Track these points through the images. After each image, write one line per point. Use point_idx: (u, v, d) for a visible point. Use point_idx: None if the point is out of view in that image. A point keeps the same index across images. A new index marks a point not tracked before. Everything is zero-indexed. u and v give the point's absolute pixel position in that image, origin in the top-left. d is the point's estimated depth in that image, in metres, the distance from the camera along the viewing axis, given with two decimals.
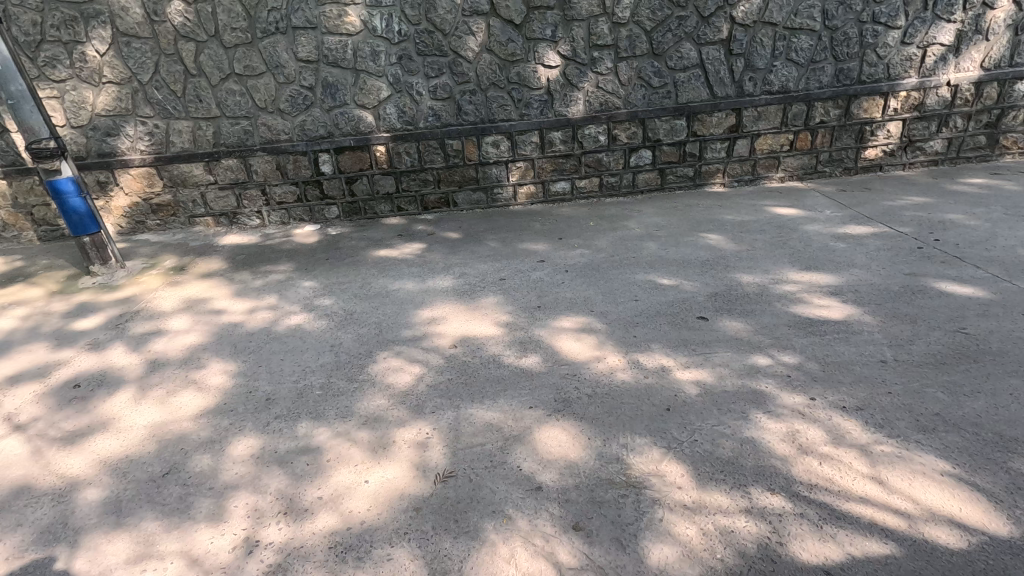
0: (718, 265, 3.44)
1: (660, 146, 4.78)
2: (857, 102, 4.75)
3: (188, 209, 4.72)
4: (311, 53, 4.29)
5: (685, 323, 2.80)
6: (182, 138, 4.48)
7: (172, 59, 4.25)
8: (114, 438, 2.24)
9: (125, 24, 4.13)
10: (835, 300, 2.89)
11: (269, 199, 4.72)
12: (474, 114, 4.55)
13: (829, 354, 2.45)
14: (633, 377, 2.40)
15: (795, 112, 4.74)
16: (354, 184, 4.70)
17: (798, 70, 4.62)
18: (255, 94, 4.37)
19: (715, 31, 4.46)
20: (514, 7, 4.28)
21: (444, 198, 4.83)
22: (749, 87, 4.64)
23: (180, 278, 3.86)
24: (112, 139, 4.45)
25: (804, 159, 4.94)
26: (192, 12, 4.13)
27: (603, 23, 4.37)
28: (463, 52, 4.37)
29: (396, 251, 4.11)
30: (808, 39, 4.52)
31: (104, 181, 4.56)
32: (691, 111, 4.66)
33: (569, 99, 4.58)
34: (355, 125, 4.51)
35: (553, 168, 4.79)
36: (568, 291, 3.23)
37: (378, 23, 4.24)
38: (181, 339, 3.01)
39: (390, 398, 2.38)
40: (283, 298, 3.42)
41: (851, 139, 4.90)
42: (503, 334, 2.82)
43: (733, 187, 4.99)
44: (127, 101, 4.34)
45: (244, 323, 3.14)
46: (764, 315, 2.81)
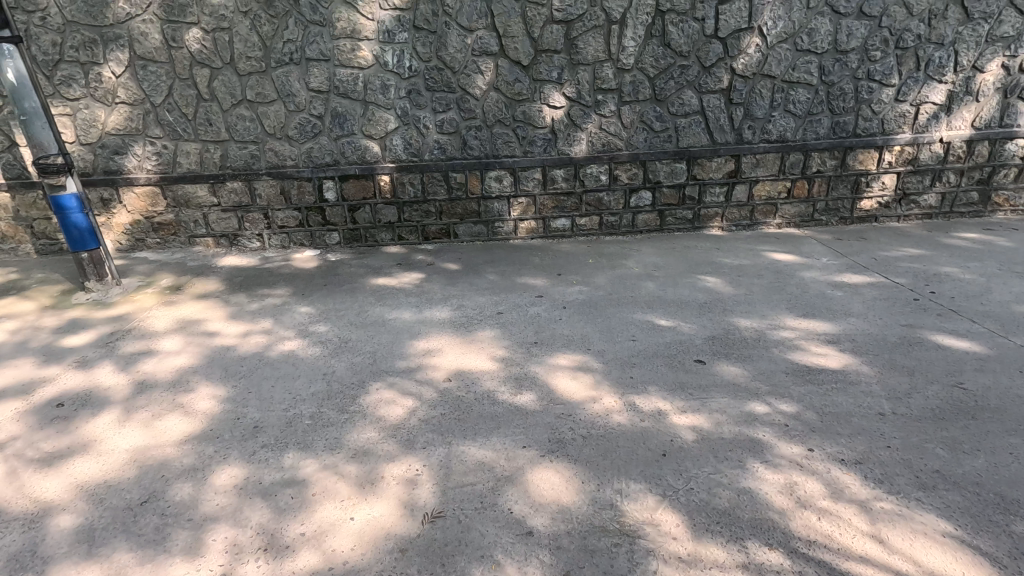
0: (716, 308, 3.45)
1: (660, 188, 4.87)
2: (853, 154, 4.87)
3: (190, 229, 4.74)
4: (322, 84, 4.39)
5: (682, 365, 2.78)
6: (189, 160, 4.53)
7: (186, 83, 4.34)
8: (94, 461, 2.17)
9: (142, 48, 4.23)
10: (832, 349, 2.89)
11: (271, 223, 4.74)
12: (479, 149, 4.64)
13: (826, 403, 2.43)
14: (629, 420, 2.36)
15: (792, 161, 4.85)
16: (356, 212, 4.74)
17: (795, 121, 4.75)
18: (265, 120, 4.45)
19: (716, 81, 4.60)
20: (522, 50, 4.41)
21: (445, 230, 4.87)
22: (748, 136, 4.76)
23: (175, 298, 3.83)
24: (120, 158, 4.50)
25: (801, 207, 5.03)
26: (209, 40, 4.24)
27: (608, 68, 4.51)
28: (471, 89, 4.49)
29: (395, 279, 4.11)
30: (806, 92, 4.67)
31: (108, 198, 4.60)
32: (691, 156, 4.77)
33: (572, 139, 4.68)
34: (361, 154, 4.59)
35: (554, 204, 4.85)
36: (565, 328, 3.22)
37: (390, 58, 4.36)
38: (171, 360, 2.97)
39: (381, 431, 2.33)
40: (278, 323, 3.40)
41: (847, 190, 5.00)
42: (499, 369, 2.79)
43: (731, 231, 5.05)
44: (138, 121, 4.41)
45: (236, 347, 3.10)
46: (762, 361, 2.80)
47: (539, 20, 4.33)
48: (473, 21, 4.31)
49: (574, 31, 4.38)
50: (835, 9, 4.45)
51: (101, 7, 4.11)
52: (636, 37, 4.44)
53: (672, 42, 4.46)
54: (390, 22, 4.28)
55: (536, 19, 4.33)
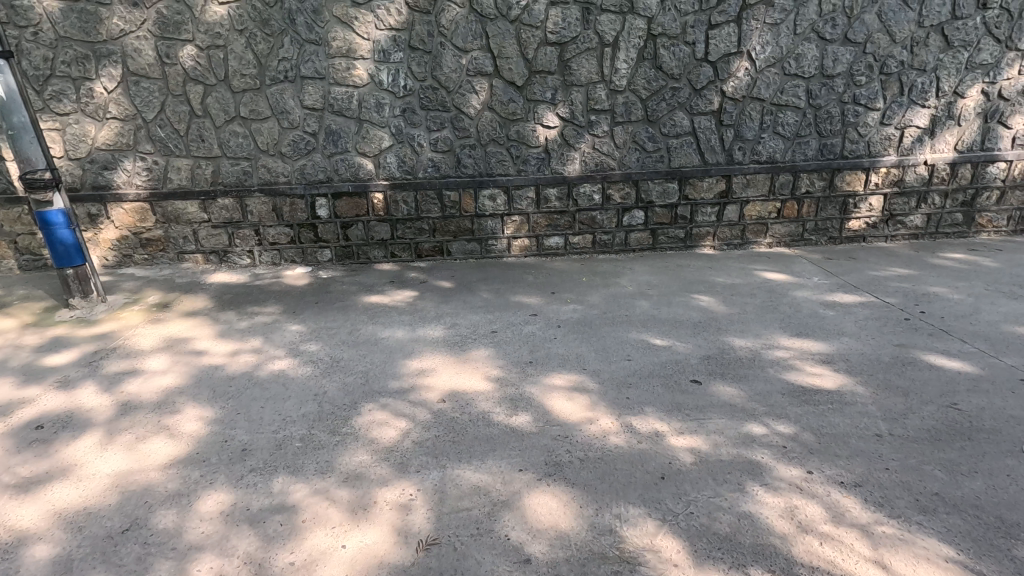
0: (710, 327, 3.45)
1: (653, 208, 4.91)
2: (840, 175, 4.96)
3: (178, 245, 4.68)
4: (317, 101, 4.40)
5: (679, 385, 2.76)
6: (180, 176, 4.49)
7: (179, 100, 4.32)
8: (74, 486, 2.09)
9: (136, 64, 4.21)
10: (827, 369, 2.89)
11: (262, 239, 4.70)
12: (473, 167, 4.66)
13: (823, 424, 2.41)
14: (627, 441, 2.33)
15: (781, 181, 4.93)
16: (349, 229, 4.72)
17: (784, 142, 4.84)
18: (258, 137, 4.44)
19: (707, 103, 4.68)
20: (516, 70, 4.46)
21: (438, 247, 4.85)
22: (739, 156, 4.83)
23: (162, 315, 3.76)
24: (109, 173, 4.45)
25: (791, 227, 5.09)
26: (204, 57, 4.24)
27: (601, 89, 4.57)
28: (465, 108, 4.52)
29: (387, 297, 4.08)
30: (794, 115, 4.76)
31: (95, 214, 4.54)
32: (683, 176, 4.82)
33: (566, 158, 4.72)
34: (355, 172, 4.58)
35: (547, 223, 4.87)
36: (560, 347, 3.19)
37: (385, 77, 4.39)
38: (156, 380, 2.89)
39: (373, 454, 2.28)
40: (268, 342, 3.33)
41: (835, 210, 5.08)
42: (494, 390, 2.75)
43: (723, 250, 5.10)
44: (129, 137, 4.37)
45: (225, 366, 3.03)
46: (758, 382, 2.79)
47: (533, 41, 4.40)
48: (468, 42, 4.36)
49: (567, 53, 4.45)
50: (822, 35, 4.57)
51: (95, 23, 4.10)
52: (629, 60, 4.51)
53: (664, 65, 4.54)
54: (385, 42, 4.31)
55: (531, 41, 4.39)
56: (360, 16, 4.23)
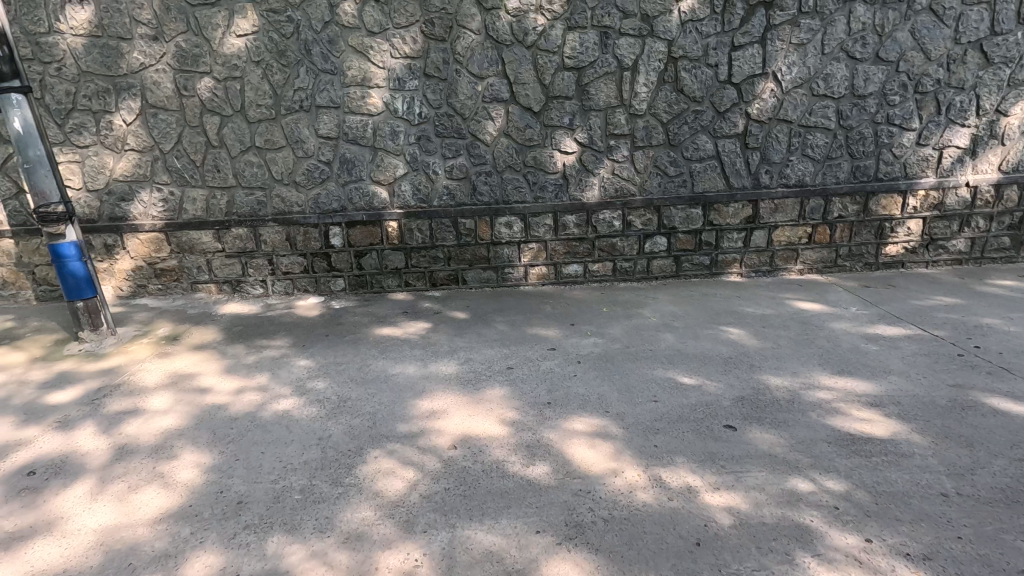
0: (742, 363, 3.20)
1: (676, 234, 4.71)
2: (875, 199, 4.71)
3: (192, 275, 4.64)
4: (331, 130, 4.35)
5: (711, 432, 2.52)
6: (196, 206, 4.47)
7: (196, 131, 4.33)
8: (57, 544, 1.94)
9: (154, 97, 4.23)
10: (876, 414, 2.62)
11: (275, 269, 4.63)
12: (488, 195, 4.54)
13: (878, 481, 2.15)
14: (655, 498, 2.10)
15: (812, 206, 4.70)
16: (363, 258, 4.63)
17: (814, 165, 4.62)
18: (273, 166, 4.41)
19: (731, 125, 4.51)
20: (533, 96, 4.36)
21: (453, 276, 4.72)
22: (766, 180, 4.63)
23: (171, 349, 3.67)
24: (126, 204, 4.46)
25: (823, 253, 4.83)
26: (221, 88, 4.24)
27: (620, 114, 4.44)
28: (481, 135, 4.42)
29: (399, 329, 3.93)
30: (823, 136, 4.56)
31: (111, 244, 4.53)
32: (707, 201, 4.63)
33: (584, 184, 4.57)
34: (369, 200, 4.51)
35: (566, 250, 4.70)
36: (580, 387, 2.98)
37: (400, 105, 4.33)
38: (156, 422, 2.75)
39: (378, 509, 2.09)
40: (274, 379, 3.20)
41: (870, 235, 4.81)
42: (509, 435, 2.55)
43: (751, 278, 4.86)
44: (146, 168, 4.38)
45: (227, 407, 2.89)
46: (799, 428, 2.52)
47: (550, 67, 4.31)
48: (484, 69, 4.29)
49: (585, 77, 4.35)
50: (851, 54, 4.38)
51: (116, 58, 4.14)
52: (649, 83, 4.38)
53: (685, 88, 4.40)
54: (400, 70, 4.27)
55: (547, 66, 4.30)
56: (376, 45, 4.20)
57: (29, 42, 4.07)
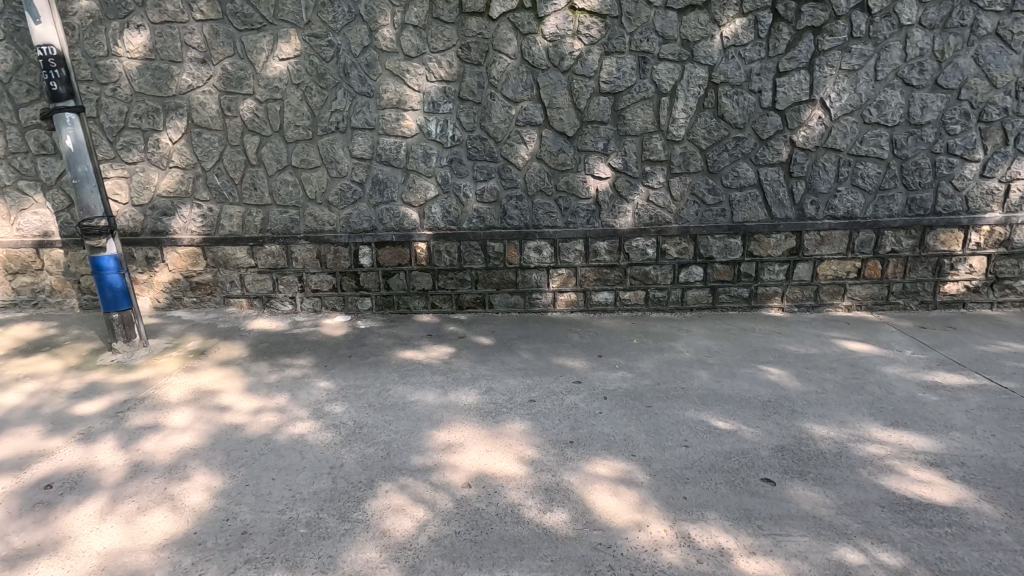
0: (783, 408, 2.97)
1: (713, 264, 4.51)
2: (932, 233, 4.40)
3: (225, 290, 4.72)
4: (365, 151, 4.40)
5: (747, 485, 2.31)
6: (232, 223, 4.58)
7: (237, 150, 4.45)
8: (60, 566, 1.91)
9: (200, 117, 4.38)
10: (937, 475, 2.35)
11: (305, 286, 4.67)
12: (519, 219, 4.47)
13: (942, 558, 1.89)
14: (683, 559, 1.91)
15: (862, 239, 4.43)
16: (390, 278, 4.61)
17: (865, 196, 4.36)
18: (307, 186, 4.47)
19: (774, 153, 4.31)
20: (567, 120, 4.30)
21: (480, 299, 4.64)
22: (811, 211, 4.39)
23: (197, 363, 3.71)
24: (168, 219, 4.60)
25: (873, 289, 4.53)
26: (262, 110, 4.36)
27: (657, 140, 4.31)
28: (513, 159, 4.38)
29: (422, 353, 3.86)
30: (875, 166, 4.30)
31: (152, 257, 4.68)
32: (747, 231, 4.42)
33: (617, 210, 4.45)
34: (399, 222, 4.51)
35: (596, 277, 4.56)
36: (605, 425, 2.81)
37: (434, 128, 4.34)
38: (173, 440, 2.74)
39: (383, 551, 1.98)
40: (293, 400, 3.16)
41: (927, 271, 4.48)
42: (527, 475, 2.41)
43: (793, 313, 4.58)
44: (188, 184, 4.52)
45: (244, 428, 2.85)
46: (848, 488, 2.28)
47: (586, 92, 4.24)
48: (519, 93, 4.26)
49: (621, 102, 4.26)
50: (907, 81, 4.14)
51: (167, 79, 4.32)
52: (688, 109, 4.25)
53: (726, 114, 4.25)
54: (435, 94, 4.29)
55: (583, 91, 4.24)
56: (412, 69, 4.24)
57: (89, 64, 4.30)
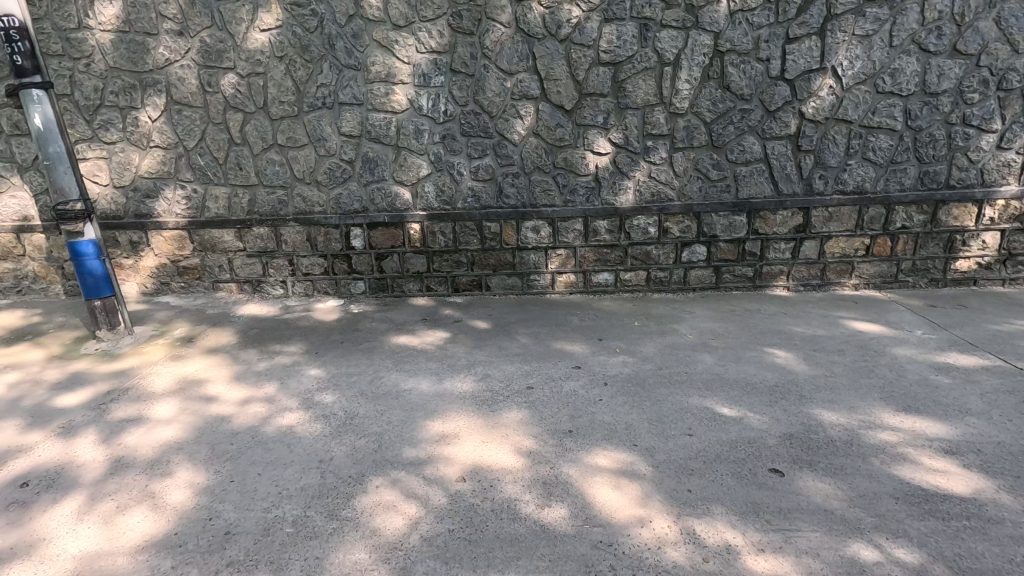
0: (790, 393, 2.86)
1: (717, 243, 4.36)
2: (945, 208, 4.24)
3: (213, 274, 4.58)
4: (354, 128, 4.20)
5: (754, 477, 2.21)
6: (218, 205, 4.41)
7: (219, 128, 4.25)
8: (33, 571, 1.82)
9: (179, 93, 4.17)
10: (953, 464, 2.25)
11: (296, 270, 4.53)
12: (515, 197, 4.30)
13: (961, 554, 1.79)
14: (688, 557, 1.82)
15: (871, 215, 4.27)
16: (383, 261, 4.46)
17: (875, 170, 4.19)
18: (295, 165, 4.29)
19: (782, 126, 4.11)
20: (565, 93, 4.09)
21: (477, 282, 4.50)
22: (819, 186, 4.22)
23: (184, 351, 3.59)
24: (151, 201, 4.43)
25: (882, 267, 4.39)
26: (244, 85, 4.15)
27: (659, 112, 4.11)
28: (509, 134, 4.18)
29: (417, 338, 3.74)
30: (887, 138, 4.11)
31: (137, 241, 4.52)
32: (753, 208, 4.26)
33: (618, 188, 4.27)
34: (391, 202, 4.34)
35: (596, 257, 4.42)
36: (606, 414, 2.70)
37: (425, 102, 4.14)
38: (156, 433, 2.64)
39: (373, 552, 1.88)
40: (283, 389, 3.05)
41: (938, 248, 4.34)
42: (524, 468, 2.31)
43: (799, 292, 4.45)
44: (170, 165, 4.33)
45: (231, 420, 2.75)
46: (859, 479, 2.18)
47: (585, 62, 4.02)
48: (514, 64, 4.05)
49: (622, 73, 4.04)
50: (924, 47, 3.92)
51: (143, 53, 4.10)
52: (692, 80, 4.04)
53: (732, 84, 4.04)
54: (426, 66, 4.07)
55: (581, 61, 4.02)
56: (401, 39, 4.01)
57: (59, 38, 4.08)
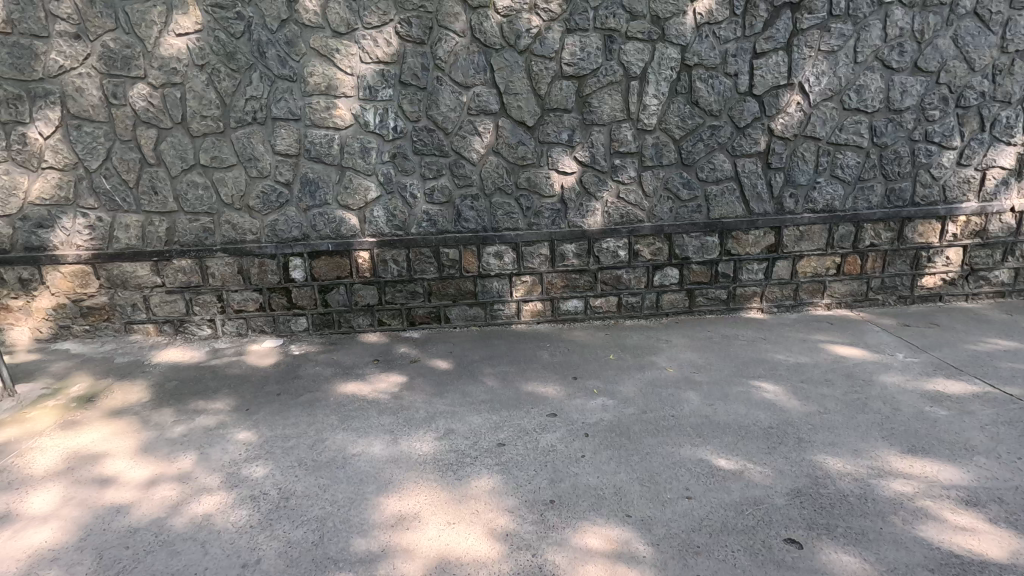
0: (787, 437, 2.60)
1: (689, 265, 4.13)
2: (911, 225, 4.19)
3: (125, 314, 3.94)
4: (290, 146, 3.72)
5: (769, 552, 1.90)
6: (129, 234, 3.79)
7: (128, 146, 3.66)
8: None
9: (77, 106, 3.56)
10: (980, 519, 2.02)
11: (226, 306, 3.96)
12: (475, 221, 3.92)
13: None
14: None
15: (841, 233, 4.16)
16: (328, 294, 3.97)
17: (844, 188, 4.09)
18: (221, 188, 3.75)
19: (752, 143, 3.95)
20: (526, 108, 3.77)
21: (435, 313, 4.07)
22: (790, 205, 4.08)
23: (80, 416, 2.95)
24: (45, 232, 3.76)
25: (853, 285, 4.29)
26: (157, 97, 3.59)
27: (627, 129, 3.86)
28: (466, 153, 3.82)
29: (368, 385, 3.26)
30: (855, 155, 4.03)
31: (27, 279, 3.83)
32: (725, 228, 4.06)
33: (585, 209, 3.98)
34: (335, 228, 3.87)
35: (564, 284, 4.09)
36: (591, 476, 2.34)
37: (372, 117, 3.71)
38: (24, 539, 2.04)
39: None
40: (201, 462, 2.51)
41: (905, 265, 4.28)
42: (501, 558, 1.91)
43: (773, 313, 4.28)
44: (68, 190, 3.69)
45: (129, 511, 2.18)
46: (885, 547, 1.91)
47: (547, 75, 3.72)
48: (470, 77, 3.70)
49: (586, 87, 3.77)
50: (886, 63, 3.86)
51: (29, 59, 3.47)
52: (659, 95, 3.82)
53: (701, 100, 3.84)
54: (372, 77, 3.65)
55: (543, 74, 3.72)
56: (343, 48, 3.59)
57: None
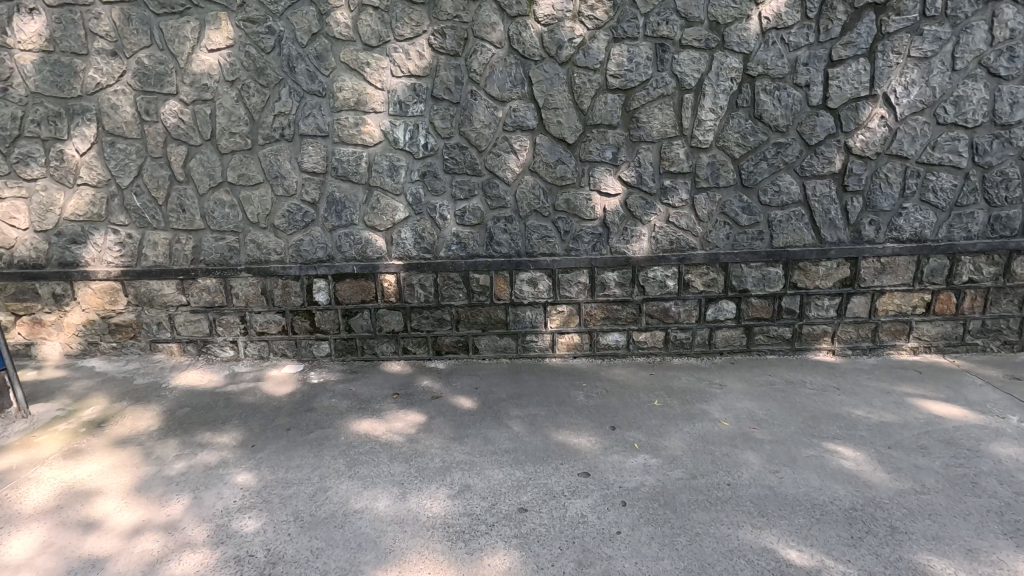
0: (877, 524, 2.10)
1: (748, 298, 3.65)
2: (1020, 259, 3.55)
3: (151, 332, 3.86)
4: (318, 164, 3.55)
5: None
6: (157, 252, 3.72)
7: (159, 163, 3.60)
8: None
9: (112, 122, 3.54)
10: None
11: (248, 328, 3.81)
12: (508, 245, 3.62)
13: None
14: None
15: (933, 266, 3.57)
16: (352, 318, 3.75)
17: (936, 214, 3.51)
18: (247, 207, 3.63)
19: (825, 162, 3.46)
20: (567, 124, 3.46)
21: (462, 343, 3.78)
22: (870, 233, 3.54)
23: (87, 443, 2.82)
24: (78, 248, 3.75)
25: (945, 327, 3.67)
26: (188, 113, 3.51)
27: (679, 146, 3.47)
28: (501, 171, 3.53)
29: (383, 424, 2.98)
30: (950, 177, 3.46)
31: (60, 293, 3.82)
32: (791, 258, 3.57)
33: (630, 234, 3.60)
34: (361, 249, 3.66)
35: (604, 315, 3.70)
36: (628, 562, 1.94)
37: (402, 134, 3.50)
38: None
39: None
40: (193, 508, 2.29)
41: (1013, 305, 3.63)
42: None
43: (847, 356, 3.72)
44: (101, 206, 3.67)
45: (104, 566, 1.97)
46: None
47: (590, 87, 3.40)
48: (506, 91, 3.43)
49: (634, 100, 3.42)
50: (992, 71, 3.31)
51: (69, 77, 3.49)
52: (717, 109, 3.41)
53: (765, 114, 3.41)
54: (403, 92, 3.45)
55: (586, 87, 3.40)
56: (374, 61, 3.40)
57: None
